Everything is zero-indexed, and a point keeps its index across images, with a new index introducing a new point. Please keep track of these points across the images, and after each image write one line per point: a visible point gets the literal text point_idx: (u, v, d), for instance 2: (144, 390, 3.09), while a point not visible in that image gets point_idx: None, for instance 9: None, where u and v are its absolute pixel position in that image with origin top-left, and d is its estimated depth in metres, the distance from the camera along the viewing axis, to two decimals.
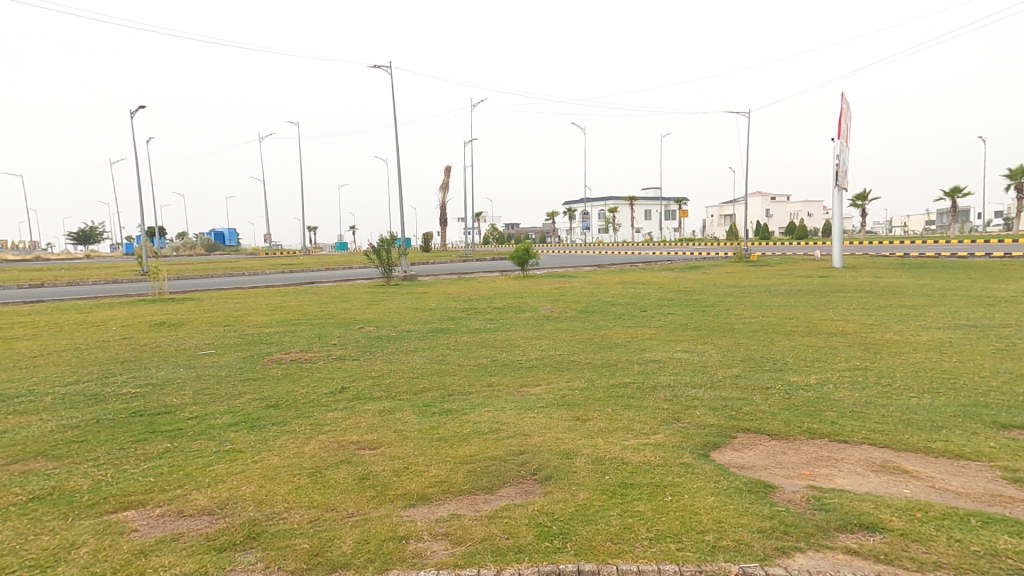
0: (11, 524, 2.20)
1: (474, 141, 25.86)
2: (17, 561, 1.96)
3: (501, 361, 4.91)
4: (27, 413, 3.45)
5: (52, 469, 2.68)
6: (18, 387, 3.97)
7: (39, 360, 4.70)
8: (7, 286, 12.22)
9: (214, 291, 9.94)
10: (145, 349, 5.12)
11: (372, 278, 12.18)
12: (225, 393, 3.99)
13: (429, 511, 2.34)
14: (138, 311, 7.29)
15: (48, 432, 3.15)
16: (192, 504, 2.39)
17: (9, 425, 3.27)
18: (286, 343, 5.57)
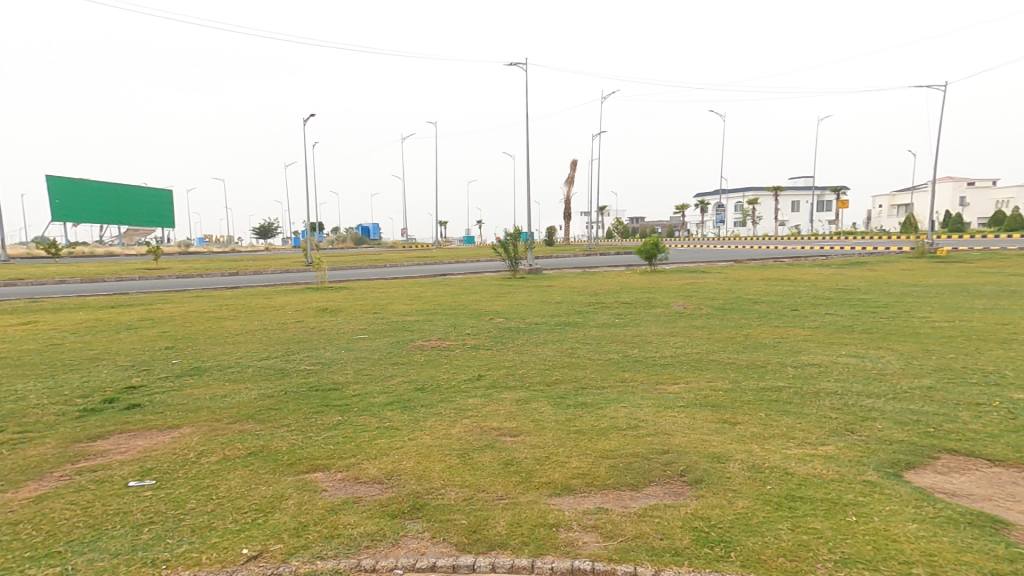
0: (239, 472, 2.60)
1: (605, 133, 25.50)
2: (246, 504, 2.31)
3: (634, 357, 4.79)
4: (237, 382, 4.07)
5: (260, 430, 3.14)
6: (227, 359, 4.73)
7: (239, 337, 5.54)
8: (207, 275, 14.65)
9: (362, 280, 10.97)
10: (314, 332, 5.79)
11: (498, 271, 12.63)
12: (379, 374, 4.38)
13: (574, 502, 2.35)
14: (307, 298, 8.27)
15: (253, 399, 3.68)
16: (365, 473, 2.64)
17: (225, 391, 3.87)
18: (427, 331, 5.97)
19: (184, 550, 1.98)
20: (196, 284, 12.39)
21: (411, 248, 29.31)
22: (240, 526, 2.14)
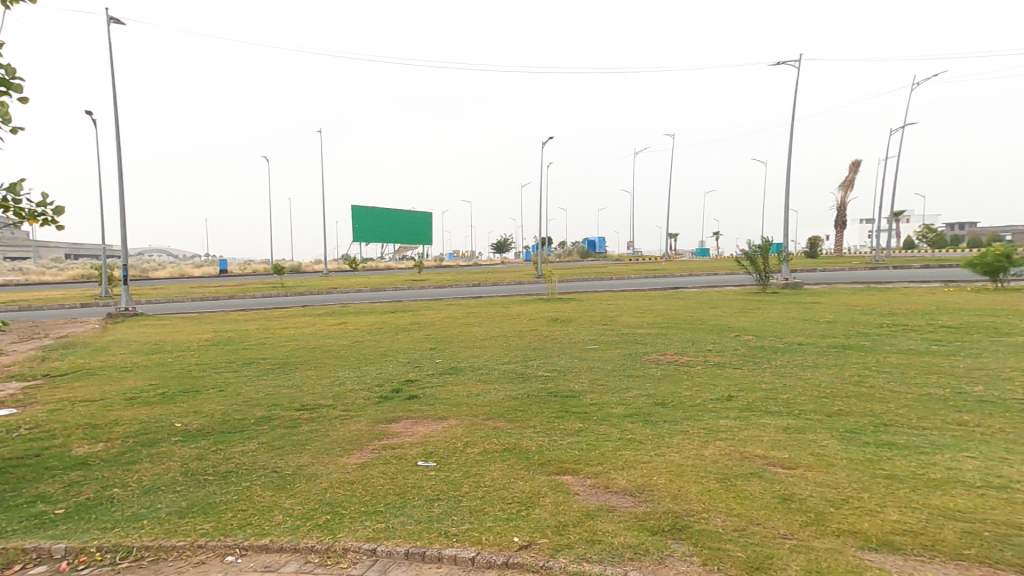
0: (500, 466, 2.85)
1: (908, 125, 20.76)
2: (506, 497, 2.49)
3: (978, 396, 3.74)
4: (486, 383, 4.51)
5: (510, 430, 3.38)
6: (475, 361, 5.31)
7: (484, 341, 6.16)
8: (457, 285, 17.02)
9: (593, 292, 11.23)
10: (547, 340, 6.02)
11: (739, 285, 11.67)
12: (615, 385, 4.24)
13: (907, 566, 1.82)
14: (539, 307, 8.78)
15: (500, 400, 4.03)
16: (614, 483, 2.51)
17: (478, 391, 4.36)
18: (663, 345, 5.69)
19: (467, 529, 2.26)
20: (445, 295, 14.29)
21: (640, 262, 28.99)
22: (509, 515, 2.31)
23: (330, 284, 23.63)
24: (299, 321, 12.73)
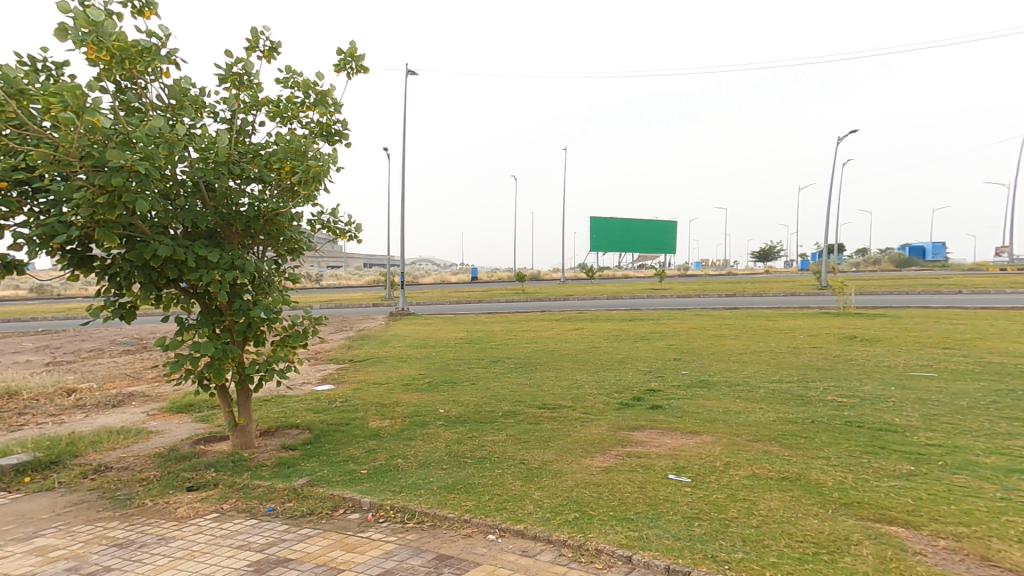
0: (794, 498, 3.47)
1: None
2: (809, 534, 3.01)
3: None
4: (769, 403, 5.82)
5: (793, 458, 4.19)
6: (767, 381, 6.80)
7: (758, 368, 7.53)
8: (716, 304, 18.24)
9: (847, 331, 10.71)
10: (843, 365, 7.57)
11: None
12: (958, 423, 4.88)
13: None
14: (763, 344, 9.50)
15: (783, 422, 5.13)
16: (1001, 555, 2.72)
17: (764, 410, 5.63)
18: (909, 412, 5.30)
19: (739, 558, 2.87)
20: (677, 317, 14.37)
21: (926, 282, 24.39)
22: (809, 556, 2.80)
23: (561, 291, 25.47)
24: (539, 327, 14.44)
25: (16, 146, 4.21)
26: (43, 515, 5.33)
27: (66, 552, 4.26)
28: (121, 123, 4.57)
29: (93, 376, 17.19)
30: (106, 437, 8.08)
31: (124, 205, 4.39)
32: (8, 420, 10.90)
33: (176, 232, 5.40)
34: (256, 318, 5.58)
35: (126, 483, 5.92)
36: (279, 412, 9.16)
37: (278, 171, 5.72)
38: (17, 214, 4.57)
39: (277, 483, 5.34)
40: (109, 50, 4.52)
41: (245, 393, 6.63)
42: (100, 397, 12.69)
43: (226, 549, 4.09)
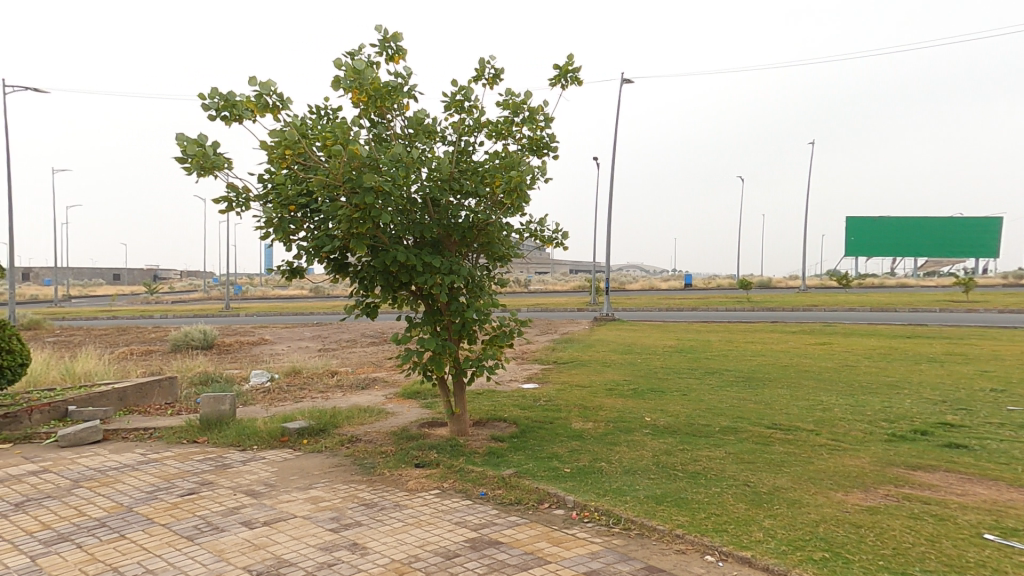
0: None
1: None
2: None
3: None
4: None
5: None
6: None
7: None
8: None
9: None
10: None
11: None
12: None
13: None
14: None
15: None
16: None
17: None
18: None
19: None
20: (946, 344, 12.03)
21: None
22: None
23: (785, 304, 22.87)
24: (773, 340, 13.30)
25: (305, 176, 6.28)
26: (316, 470, 6.74)
27: (331, 503, 5.48)
28: (373, 155, 6.23)
29: (352, 361, 21.06)
30: (358, 413, 9.81)
31: (370, 219, 6.09)
32: (297, 393, 14.01)
33: (411, 242, 7.00)
34: (471, 317, 6.91)
35: (372, 453, 7.23)
36: (492, 403, 10.07)
37: (489, 187, 7.05)
38: (305, 230, 6.70)
39: (488, 471, 6.04)
40: (367, 91, 6.51)
41: (461, 384, 7.63)
42: (355, 379, 15.48)
43: (448, 522, 4.84)
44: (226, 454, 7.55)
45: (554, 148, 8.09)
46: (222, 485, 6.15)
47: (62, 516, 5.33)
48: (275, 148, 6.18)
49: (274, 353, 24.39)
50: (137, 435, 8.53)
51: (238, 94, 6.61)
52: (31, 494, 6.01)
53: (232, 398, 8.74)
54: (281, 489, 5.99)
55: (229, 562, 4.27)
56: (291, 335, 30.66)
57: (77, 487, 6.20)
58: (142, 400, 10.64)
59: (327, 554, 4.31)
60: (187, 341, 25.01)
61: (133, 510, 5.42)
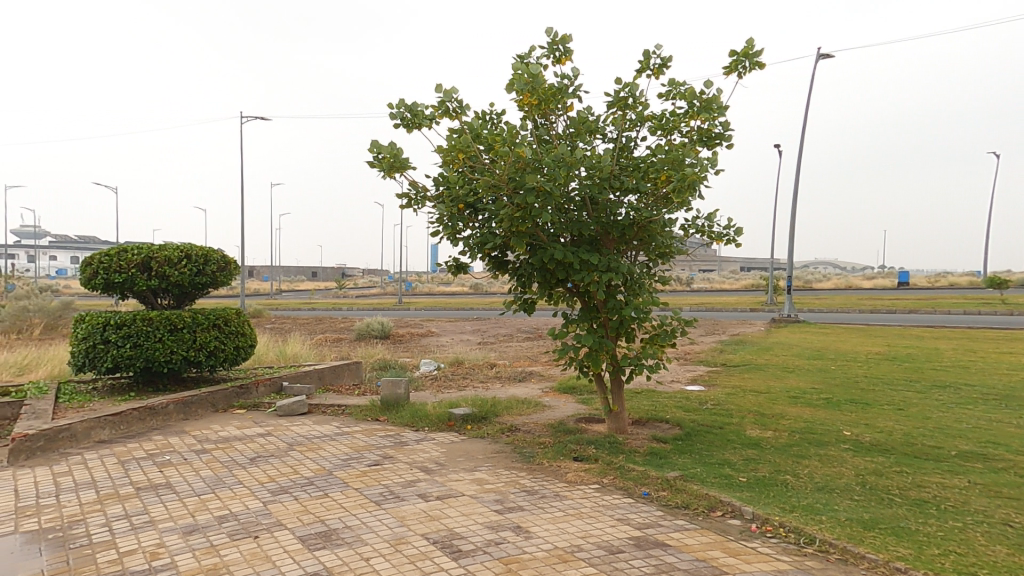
0: None
1: None
2: None
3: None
4: None
5: None
6: None
7: None
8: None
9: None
10: None
11: None
12: None
13: None
14: None
15: None
16: None
17: None
18: None
19: None
20: None
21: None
22: None
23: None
24: None
25: (474, 177, 6.75)
26: (480, 454, 7.44)
27: (496, 487, 6.06)
28: (536, 154, 6.65)
29: (509, 355, 22.18)
30: (515, 403, 10.42)
31: (530, 217, 6.54)
32: (461, 381, 15.20)
33: (568, 239, 7.30)
34: (628, 315, 7.03)
35: (530, 443, 7.73)
36: (652, 404, 10.07)
37: (653, 181, 6.98)
38: (470, 228, 7.17)
39: (650, 471, 6.23)
40: (536, 95, 6.87)
41: (619, 382, 7.86)
42: (513, 372, 16.40)
43: (609, 517, 5.12)
44: (403, 433, 8.60)
45: (728, 139, 7.57)
46: (401, 460, 7.08)
47: (282, 472, 6.60)
48: (450, 151, 6.66)
49: (440, 344, 26.64)
50: (332, 410, 10.02)
51: (421, 105, 7.51)
52: (260, 451, 7.48)
53: (405, 383, 9.82)
54: (450, 468, 6.73)
55: (410, 527, 4.97)
56: (453, 329, 33.18)
57: (291, 449, 7.57)
58: (334, 380, 12.61)
59: (493, 532, 4.82)
60: (369, 332, 28.46)
61: (333, 474, 6.53)
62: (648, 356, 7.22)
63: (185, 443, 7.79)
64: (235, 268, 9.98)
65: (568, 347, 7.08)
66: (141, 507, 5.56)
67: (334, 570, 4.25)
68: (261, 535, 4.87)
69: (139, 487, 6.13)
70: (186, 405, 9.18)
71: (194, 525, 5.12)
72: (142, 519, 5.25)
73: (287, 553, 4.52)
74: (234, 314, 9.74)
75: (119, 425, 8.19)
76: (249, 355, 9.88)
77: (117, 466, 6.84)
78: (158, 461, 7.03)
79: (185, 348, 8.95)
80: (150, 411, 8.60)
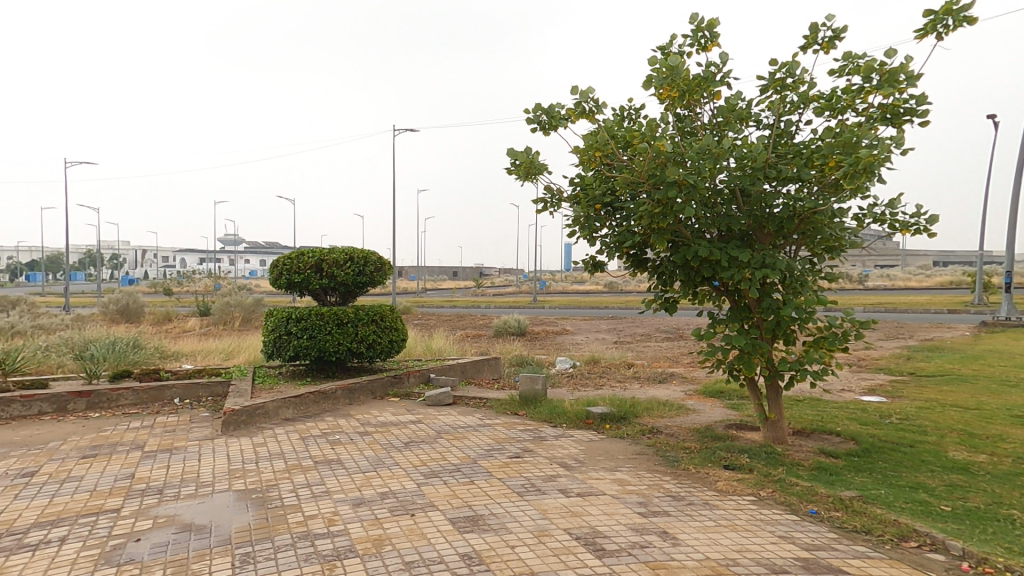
0: None
1: None
2: None
3: None
4: None
5: None
6: None
7: None
8: None
9: None
10: None
11: None
12: None
13: None
14: None
15: None
16: None
17: None
18: None
19: None
20: None
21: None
22: None
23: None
24: None
25: (612, 176, 6.29)
26: (622, 454, 7.24)
27: (639, 489, 5.84)
28: (678, 147, 5.96)
29: (647, 355, 21.38)
30: (656, 405, 9.99)
31: (672, 213, 5.84)
32: (598, 380, 14.98)
33: (715, 234, 6.54)
34: (787, 317, 6.04)
35: (674, 448, 7.36)
36: (817, 413, 9.07)
37: (820, 168, 5.83)
38: (609, 227, 6.67)
39: (817, 488, 5.67)
40: (677, 86, 6.19)
41: (775, 388, 7.10)
42: (653, 373, 15.78)
43: (769, 533, 4.70)
44: (542, 428, 8.66)
45: (924, 114, 6.00)
46: (541, 455, 7.12)
47: (432, 457, 6.97)
48: (585, 151, 6.24)
49: (576, 342, 26.53)
50: (474, 402, 10.42)
51: (559, 107, 7.41)
52: (412, 436, 7.99)
53: (543, 379, 9.87)
54: (590, 466, 6.63)
55: (553, 521, 4.95)
56: (589, 327, 32.96)
57: (439, 437, 7.98)
58: (475, 373, 13.26)
59: (638, 535, 4.64)
60: (506, 328, 29.30)
61: (478, 463, 6.75)
62: (813, 363, 6.25)
63: (351, 425, 8.60)
64: (389, 269, 10.92)
65: (714, 352, 6.18)
66: (319, 478, 6.13)
67: (484, 553, 4.31)
68: (418, 513, 5.12)
69: (316, 460, 6.82)
70: (351, 391, 10.14)
71: (361, 498, 5.52)
72: (321, 489, 5.78)
73: (440, 532, 4.69)
74: (388, 312, 10.76)
75: (300, 406, 9.26)
76: (401, 348, 10.84)
77: (300, 441, 7.69)
78: (330, 440, 7.79)
79: (350, 341, 10.05)
80: (322, 394, 9.61)
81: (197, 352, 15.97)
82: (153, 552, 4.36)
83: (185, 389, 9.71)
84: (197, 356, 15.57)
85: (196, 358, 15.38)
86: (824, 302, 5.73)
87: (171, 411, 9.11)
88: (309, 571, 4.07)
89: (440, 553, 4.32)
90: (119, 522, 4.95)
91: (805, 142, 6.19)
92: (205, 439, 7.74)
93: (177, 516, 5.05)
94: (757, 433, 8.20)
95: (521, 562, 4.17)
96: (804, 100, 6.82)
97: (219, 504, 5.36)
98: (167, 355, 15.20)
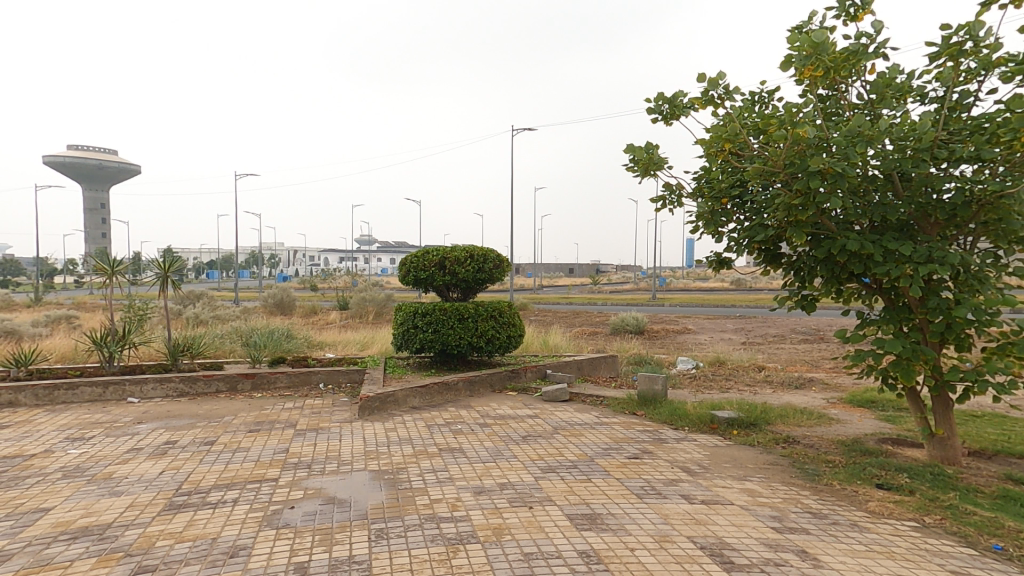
0: None
1: None
2: None
3: None
4: None
5: None
6: None
7: None
8: None
9: None
10: None
11: None
12: None
13: None
14: None
15: None
16: None
17: None
18: None
19: None
20: None
21: None
22: None
23: None
24: None
25: (741, 167, 5.68)
26: (752, 463, 6.70)
27: (772, 502, 5.36)
28: (823, 131, 5.21)
29: (783, 358, 19.64)
30: (792, 413, 9.12)
31: (815, 205, 5.07)
32: (725, 382, 14.03)
33: (866, 225, 5.56)
34: (961, 319, 4.83)
35: (815, 460, 6.66)
36: (1001, 433, 7.68)
37: (1008, 144, 4.66)
38: (738, 222, 6.05)
39: (1003, 520, 4.78)
40: (823, 63, 5.27)
41: (944, 399, 6.05)
42: (788, 377, 14.42)
43: (934, 566, 4.08)
44: (662, 430, 8.30)
45: None
46: (661, 458, 6.82)
47: (550, 453, 6.99)
48: (712, 143, 5.71)
49: (700, 342, 25.16)
50: (591, 400, 10.27)
51: (681, 96, 6.98)
52: (530, 431, 8.09)
53: (664, 379, 9.45)
54: (716, 473, 6.21)
55: (675, 527, 4.71)
56: (713, 326, 31.10)
57: (557, 433, 7.98)
58: (592, 371, 13.09)
59: (772, 551, 4.26)
60: (624, 326, 28.65)
61: (595, 461, 6.64)
62: (998, 372, 5.04)
63: (471, 417, 8.90)
64: (507, 266, 11.13)
65: (865, 353, 5.25)
66: (443, 465, 6.41)
67: (602, 553, 4.21)
68: (536, 507, 5.14)
69: (440, 447, 7.16)
70: (471, 383, 10.50)
71: (482, 487, 5.68)
72: (445, 475, 6.04)
73: (559, 528, 4.67)
74: (506, 308, 10.98)
75: (425, 395, 9.77)
76: (518, 344, 10.99)
77: (426, 429, 8.11)
78: (453, 429, 8.13)
79: (471, 335, 10.40)
80: (445, 385, 10.06)
81: (338, 342, 17.47)
82: (305, 520, 4.84)
83: (328, 375, 10.67)
84: (338, 346, 17.05)
85: (338, 348, 16.89)
86: (1012, 303, 4.48)
87: (317, 395, 10.11)
88: (435, 552, 4.25)
89: (559, 549, 4.29)
90: (277, 490, 5.57)
91: (987, 113, 4.93)
92: (345, 421, 8.48)
93: (323, 489, 5.57)
94: (919, 451, 7.13)
95: (641, 566, 4.02)
96: (987, 65, 5.59)
97: (357, 481, 5.81)
98: (314, 345, 16.83)
